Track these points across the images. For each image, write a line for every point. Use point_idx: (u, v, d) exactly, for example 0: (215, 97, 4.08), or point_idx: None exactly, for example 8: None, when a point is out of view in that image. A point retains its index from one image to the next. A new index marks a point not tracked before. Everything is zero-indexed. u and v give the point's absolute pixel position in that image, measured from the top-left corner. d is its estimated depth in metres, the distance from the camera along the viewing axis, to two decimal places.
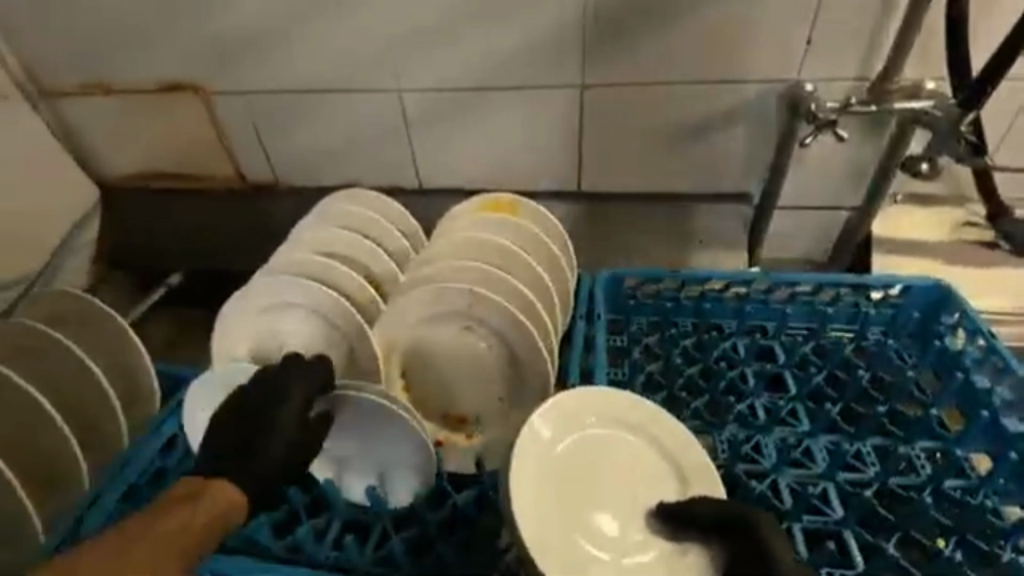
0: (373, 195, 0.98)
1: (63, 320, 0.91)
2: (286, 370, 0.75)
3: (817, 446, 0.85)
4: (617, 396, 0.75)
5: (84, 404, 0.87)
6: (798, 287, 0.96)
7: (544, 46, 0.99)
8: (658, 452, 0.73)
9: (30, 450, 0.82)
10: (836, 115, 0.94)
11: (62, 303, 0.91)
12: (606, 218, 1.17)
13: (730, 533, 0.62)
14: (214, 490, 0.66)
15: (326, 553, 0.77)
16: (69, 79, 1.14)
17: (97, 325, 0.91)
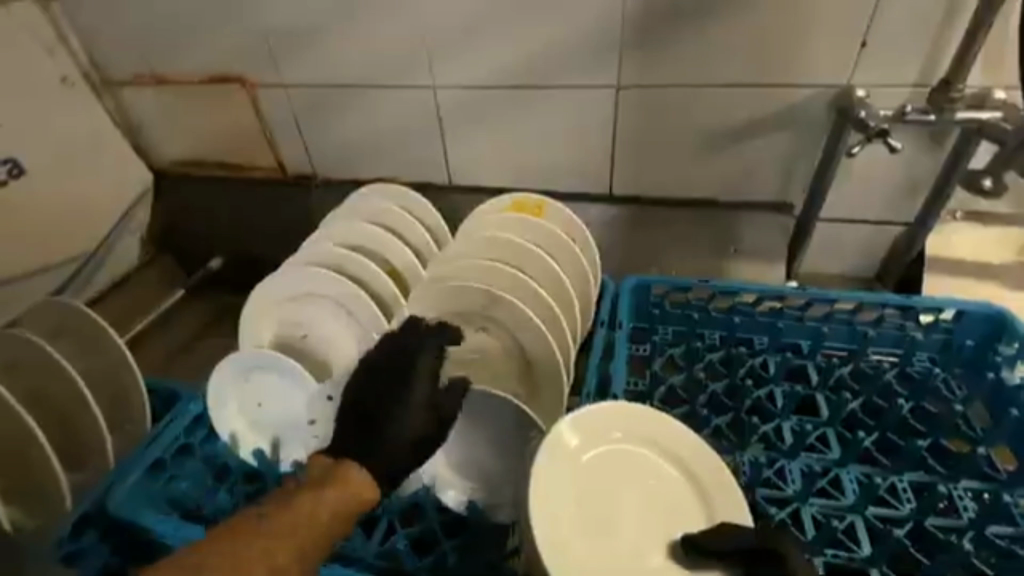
0: (399, 190, 0.98)
1: (64, 328, 0.90)
2: (411, 343, 0.69)
3: (848, 476, 0.79)
4: (640, 412, 0.72)
5: (74, 418, 0.86)
6: (837, 305, 0.92)
7: (578, 45, 0.97)
8: (678, 469, 0.70)
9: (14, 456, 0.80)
10: (889, 124, 0.88)
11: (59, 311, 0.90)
12: (637, 223, 1.13)
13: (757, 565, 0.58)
14: (345, 479, 0.60)
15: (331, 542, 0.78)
16: (129, 70, 1.21)
17: (95, 337, 0.89)
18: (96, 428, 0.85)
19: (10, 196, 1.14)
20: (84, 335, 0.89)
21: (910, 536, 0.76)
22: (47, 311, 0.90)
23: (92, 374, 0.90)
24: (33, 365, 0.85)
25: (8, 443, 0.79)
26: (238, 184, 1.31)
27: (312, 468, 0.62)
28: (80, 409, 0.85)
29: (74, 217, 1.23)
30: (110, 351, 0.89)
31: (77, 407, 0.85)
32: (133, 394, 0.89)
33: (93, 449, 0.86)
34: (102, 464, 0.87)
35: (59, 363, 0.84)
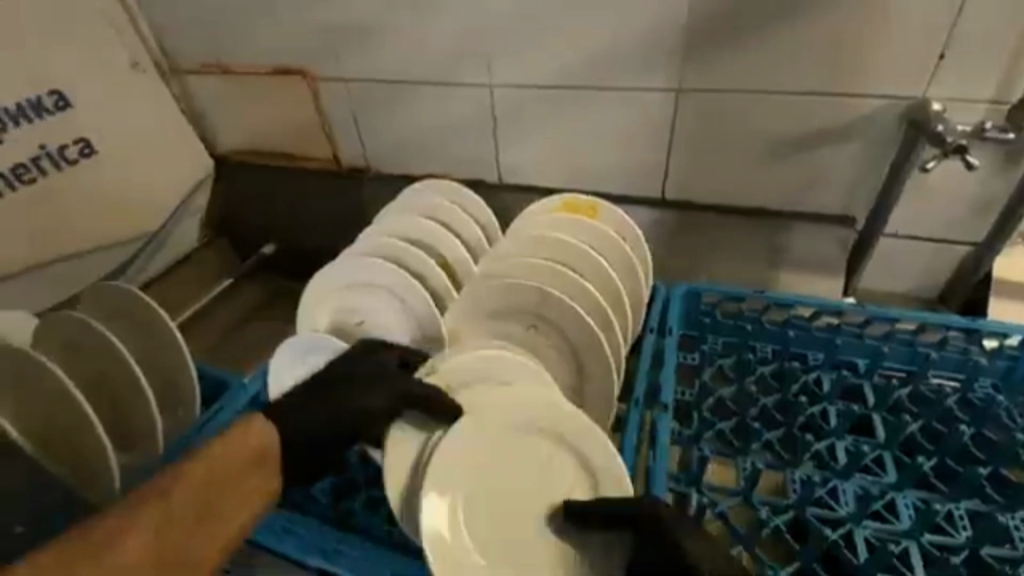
0: (452, 184, 1.00)
1: (119, 312, 0.91)
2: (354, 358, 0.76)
3: (903, 501, 0.76)
4: (549, 400, 0.71)
5: (127, 403, 0.86)
6: (898, 324, 0.89)
7: (639, 47, 0.96)
8: (575, 455, 0.71)
9: (69, 436, 0.80)
10: (968, 141, 0.84)
11: (115, 296, 0.91)
12: (688, 229, 1.11)
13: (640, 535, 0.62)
14: (248, 431, 0.65)
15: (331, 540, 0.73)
16: (196, 59, 1.26)
17: (148, 322, 0.90)
18: (145, 411, 0.85)
19: (83, 174, 1.21)
20: (138, 319, 0.90)
21: (965, 565, 0.73)
22: (102, 295, 0.92)
23: (144, 356, 0.91)
24: (88, 348, 0.87)
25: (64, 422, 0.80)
26: (294, 173, 1.35)
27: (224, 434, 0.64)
28: (132, 391, 0.85)
29: (139, 198, 1.29)
30: (163, 335, 0.89)
31: (128, 390, 0.85)
32: (182, 377, 0.89)
33: (145, 433, 0.86)
34: (151, 449, 0.87)
35: (115, 347, 0.85)
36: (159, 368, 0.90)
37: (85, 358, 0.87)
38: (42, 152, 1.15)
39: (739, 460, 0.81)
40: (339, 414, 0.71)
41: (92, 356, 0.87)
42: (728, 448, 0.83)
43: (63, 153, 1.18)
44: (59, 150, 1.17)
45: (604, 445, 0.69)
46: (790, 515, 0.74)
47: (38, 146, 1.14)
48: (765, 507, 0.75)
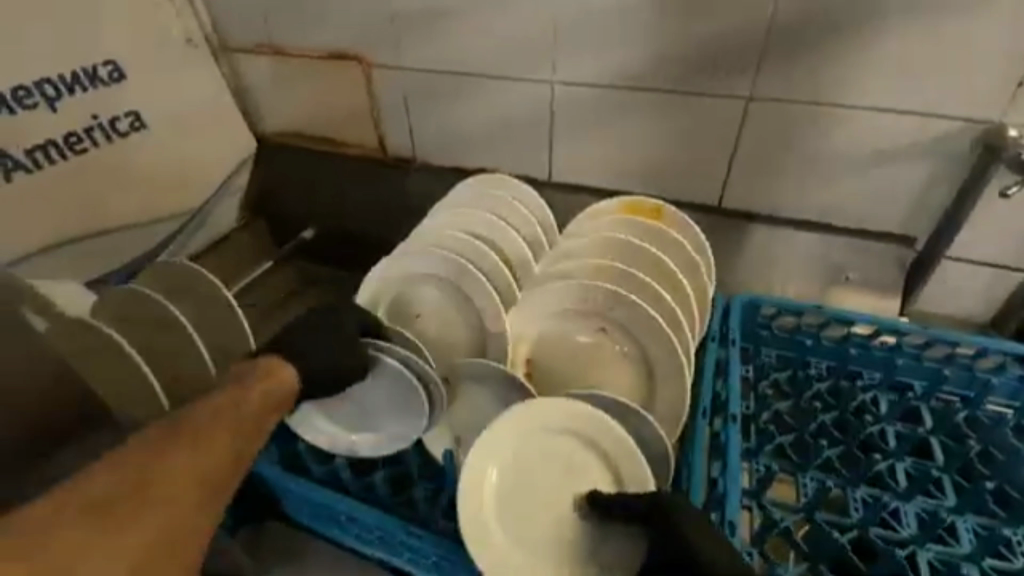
0: (512, 180, 0.99)
1: (180, 287, 0.88)
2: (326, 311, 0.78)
3: (964, 525, 0.76)
4: (549, 405, 0.72)
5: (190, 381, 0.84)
6: (958, 348, 0.89)
7: (712, 54, 0.96)
8: (591, 449, 0.72)
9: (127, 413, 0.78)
10: None
11: (178, 273, 0.87)
12: (745, 240, 1.10)
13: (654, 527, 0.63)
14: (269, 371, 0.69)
15: (411, 531, 0.73)
16: (247, 38, 1.24)
17: (210, 299, 0.85)
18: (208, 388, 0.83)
19: (132, 147, 1.20)
20: (199, 295, 0.86)
21: None
22: (164, 270, 0.89)
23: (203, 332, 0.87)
24: (151, 323, 0.84)
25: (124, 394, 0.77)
26: (341, 160, 1.34)
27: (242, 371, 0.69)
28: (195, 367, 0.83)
29: (184, 174, 1.28)
30: (223, 313, 0.84)
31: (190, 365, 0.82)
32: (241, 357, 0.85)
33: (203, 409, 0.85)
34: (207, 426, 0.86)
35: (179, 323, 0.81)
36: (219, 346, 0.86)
37: (148, 334, 0.85)
38: (95, 122, 1.14)
39: (799, 476, 0.81)
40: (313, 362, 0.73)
41: (154, 333, 0.84)
42: (788, 463, 0.83)
43: (115, 125, 1.17)
44: (110, 121, 1.16)
45: (624, 444, 0.70)
46: (853, 534, 0.74)
47: (91, 116, 1.13)
48: (828, 525, 0.75)
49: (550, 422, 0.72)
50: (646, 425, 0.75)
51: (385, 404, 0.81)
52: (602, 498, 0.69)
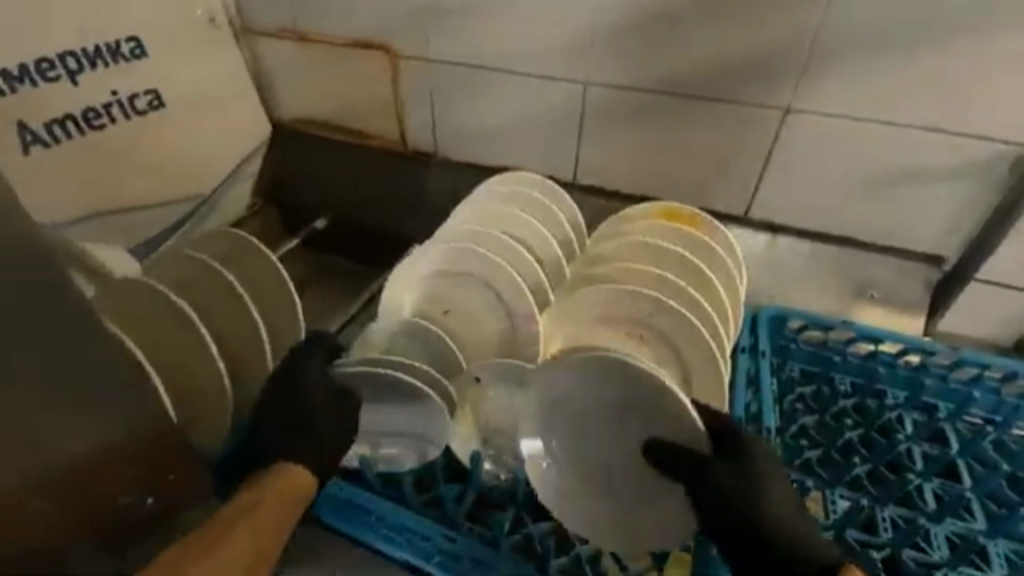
0: (543, 179, 0.98)
1: (235, 258, 0.87)
2: (289, 369, 0.74)
3: (996, 550, 0.76)
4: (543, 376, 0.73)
5: (236, 343, 0.83)
6: (986, 371, 0.88)
7: (752, 64, 0.95)
8: (603, 398, 0.71)
9: (184, 367, 0.78)
10: None
11: (217, 241, 0.88)
12: (777, 254, 1.08)
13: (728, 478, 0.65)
14: (283, 472, 0.66)
15: (445, 534, 0.72)
16: (271, 21, 1.21)
17: (258, 266, 0.87)
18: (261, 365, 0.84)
19: (150, 126, 1.17)
20: (244, 263, 0.87)
21: None
22: (219, 238, 0.88)
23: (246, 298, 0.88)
24: (203, 293, 0.83)
25: (183, 347, 0.78)
26: (361, 151, 1.31)
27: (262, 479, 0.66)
28: (248, 343, 0.83)
29: (201, 156, 1.24)
30: (270, 277, 0.87)
31: (245, 341, 0.83)
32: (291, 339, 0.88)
33: (245, 376, 0.84)
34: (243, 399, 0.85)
35: (232, 284, 0.83)
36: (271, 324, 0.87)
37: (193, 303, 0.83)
38: (114, 98, 1.11)
39: (828, 492, 0.80)
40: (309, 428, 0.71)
41: (202, 301, 0.82)
42: (815, 478, 0.82)
43: (133, 102, 1.14)
44: (129, 98, 1.13)
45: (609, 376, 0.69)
46: (884, 553, 0.75)
47: (110, 92, 1.11)
48: (859, 543, 0.75)
49: (600, 395, 0.71)
50: None
51: (403, 412, 0.80)
52: (652, 455, 0.69)
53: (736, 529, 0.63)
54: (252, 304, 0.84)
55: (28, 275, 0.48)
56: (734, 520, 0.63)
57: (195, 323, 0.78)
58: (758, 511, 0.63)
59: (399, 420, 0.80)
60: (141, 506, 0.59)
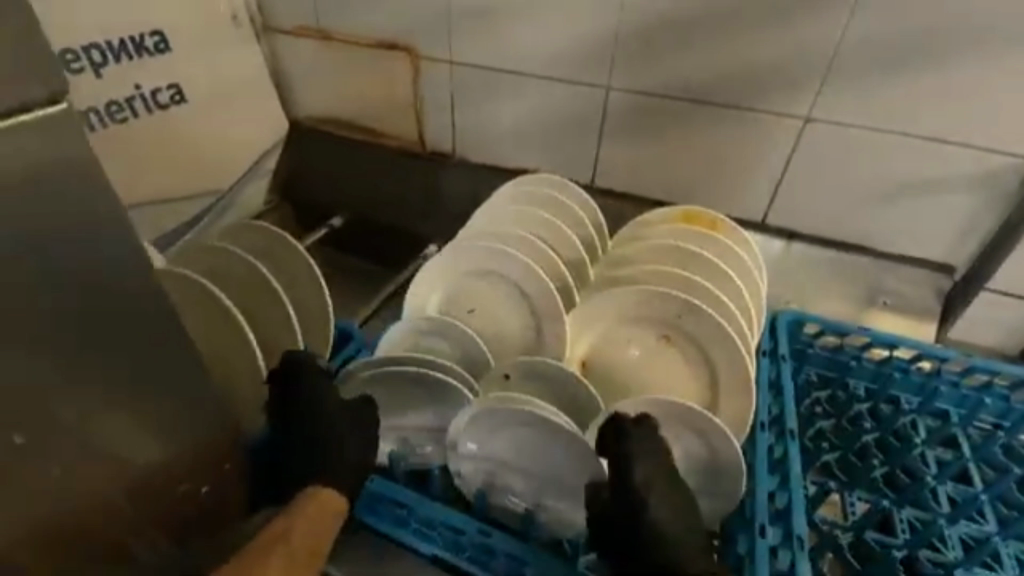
0: (565, 181, 0.99)
1: (266, 250, 0.90)
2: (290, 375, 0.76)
3: (1010, 552, 0.78)
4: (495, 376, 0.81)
5: (269, 331, 0.86)
6: (997, 377, 0.88)
7: (775, 73, 0.97)
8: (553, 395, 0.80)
9: (225, 352, 0.83)
10: None
11: (246, 233, 0.91)
12: (793, 259, 1.10)
13: (614, 487, 0.68)
14: (316, 496, 0.68)
15: (480, 529, 0.72)
16: (291, 19, 1.21)
17: (286, 256, 0.89)
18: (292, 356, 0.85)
19: (171, 120, 1.17)
20: (274, 253, 0.90)
21: None
22: (248, 231, 0.91)
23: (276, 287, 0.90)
24: (235, 283, 0.86)
25: (221, 334, 0.83)
26: (379, 151, 1.31)
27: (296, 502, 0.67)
28: (281, 332, 0.85)
29: (220, 152, 1.24)
30: (297, 265, 0.89)
31: (278, 330, 0.85)
32: (322, 332, 0.89)
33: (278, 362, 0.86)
34: None
35: (260, 272, 0.85)
36: (304, 315, 0.88)
37: (228, 293, 0.86)
38: (136, 92, 1.12)
39: (847, 494, 0.84)
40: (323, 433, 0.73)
41: (234, 290, 0.86)
42: (834, 480, 0.86)
43: (155, 96, 1.14)
44: (151, 92, 1.14)
45: (548, 370, 0.79)
46: (901, 553, 0.77)
47: (133, 86, 1.11)
48: (877, 543, 0.78)
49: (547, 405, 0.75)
50: (716, 433, 0.73)
51: (439, 412, 0.82)
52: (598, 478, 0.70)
53: (616, 540, 0.66)
54: (283, 294, 0.86)
55: (46, 265, 0.45)
56: (615, 531, 0.66)
57: (230, 313, 0.81)
58: (632, 521, 0.65)
59: (432, 421, 0.82)
60: (200, 496, 0.65)
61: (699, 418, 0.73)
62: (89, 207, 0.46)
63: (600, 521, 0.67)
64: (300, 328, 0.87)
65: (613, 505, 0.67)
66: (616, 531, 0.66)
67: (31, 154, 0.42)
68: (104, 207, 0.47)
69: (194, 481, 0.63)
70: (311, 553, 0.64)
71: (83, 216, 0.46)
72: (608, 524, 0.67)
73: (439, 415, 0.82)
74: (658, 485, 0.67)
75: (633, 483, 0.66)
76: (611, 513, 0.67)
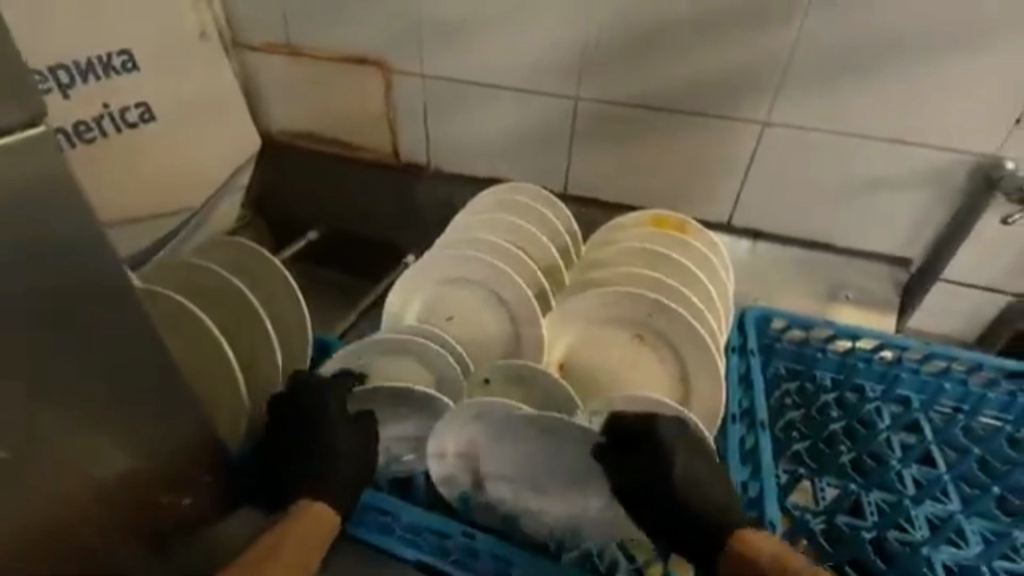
0: (539, 189, 1.01)
1: (241, 265, 0.90)
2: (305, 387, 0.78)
3: (973, 529, 0.82)
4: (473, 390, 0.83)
5: (246, 343, 0.86)
6: (954, 363, 0.92)
7: (734, 80, 1.01)
8: (531, 399, 0.82)
9: (203, 366, 0.83)
10: None
11: (220, 248, 0.91)
12: (759, 259, 1.14)
13: (637, 448, 0.72)
14: (308, 510, 0.68)
15: (464, 531, 0.73)
16: (262, 35, 1.21)
17: (262, 270, 0.89)
18: (271, 368, 0.86)
19: (142, 138, 1.16)
20: (249, 267, 0.90)
21: None
22: (222, 246, 0.91)
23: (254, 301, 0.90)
24: (211, 299, 0.86)
25: (198, 349, 0.82)
26: (353, 164, 1.32)
27: (298, 514, 0.68)
28: (259, 347, 0.86)
29: (194, 168, 1.24)
30: (273, 279, 0.89)
31: (256, 345, 0.86)
32: (300, 344, 0.89)
33: (257, 376, 0.86)
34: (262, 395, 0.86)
35: (236, 286, 0.86)
36: (281, 330, 0.88)
37: (204, 308, 0.86)
38: (105, 111, 1.10)
39: (816, 480, 0.88)
40: (327, 441, 0.74)
41: (210, 304, 0.86)
42: (804, 467, 0.89)
43: (124, 115, 1.13)
44: (121, 111, 1.13)
45: (527, 373, 0.80)
46: (870, 535, 0.81)
47: (101, 106, 1.10)
48: (849, 527, 0.81)
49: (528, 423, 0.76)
50: (691, 427, 0.76)
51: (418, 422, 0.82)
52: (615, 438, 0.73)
53: (650, 500, 0.71)
54: (260, 308, 0.86)
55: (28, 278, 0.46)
56: (652, 492, 0.71)
57: (205, 327, 0.82)
58: (665, 478, 0.70)
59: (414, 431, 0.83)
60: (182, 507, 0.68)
61: (674, 412, 0.76)
62: (72, 221, 0.47)
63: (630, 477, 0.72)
64: (279, 341, 0.87)
65: (643, 465, 0.72)
66: (650, 490, 0.71)
67: (9, 172, 0.43)
68: (84, 221, 0.48)
69: (177, 492, 0.66)
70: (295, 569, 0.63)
71: (66, 231, 0.47)
72: (639, 485, 0.71)
73: (420, 424, 0.83)
74: (685, 445, 0.72)
75: (661, 443, 0.71)
76: (642, 474, 0.71)
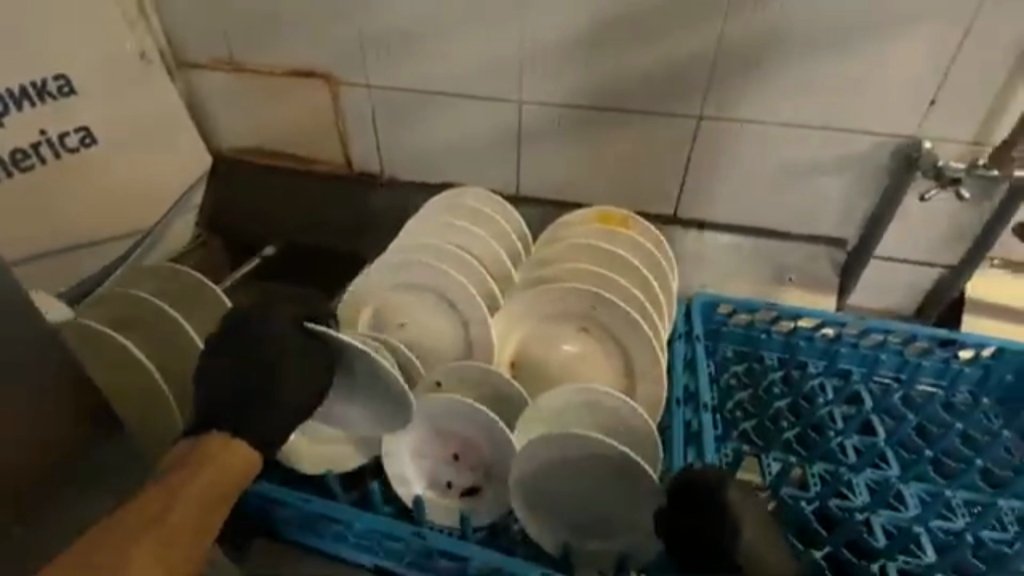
0: (486, 193, 1.03)
1: (187, 294, 0.92)
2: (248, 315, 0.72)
3: (910, 492, 0.87)
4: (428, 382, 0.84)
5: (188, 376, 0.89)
6: (890, 335, 0.96)
7: (669, 77, 1.05)
8: (483, 398, 0.84)
9: (144, 397, 0.86)
10: (962, 175, 0.99)
11: (165, 279, 0.93)
12: (705, 248, 1.18)
13: (701, 508, 0.68)
14: (224, 449, 0.64)
15: (416, 532, 0.73)
16: (204, 53, 1.21)
17: (207, 302, 0.92)
18: None
19: (84, 163, 1.15)
20: (195, 298, 0.92)
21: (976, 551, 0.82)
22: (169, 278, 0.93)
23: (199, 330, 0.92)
24: (156, 329, 0.89)
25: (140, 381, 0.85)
26: (306, 177, 1.32)
27: (208, 447, 0.63)
28: None
29: (140, 190, 1.22)
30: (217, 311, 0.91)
31: None
32: None
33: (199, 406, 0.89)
34: None
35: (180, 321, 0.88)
36: None
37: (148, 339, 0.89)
38: (43, 138, 1.09)
39: (762, 456, 0.91)
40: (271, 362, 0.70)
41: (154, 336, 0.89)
42: (752, 445, 0.93)
43: (64, 140, 1.12)
44: (60, 137, 1.11)
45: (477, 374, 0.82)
46: (813, 506, 0.85)
47: (39, 132, 1.08)
48: (794, 499, 0.85)
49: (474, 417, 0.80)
50: (634, 416, 0.78)
51: (375, 412, 0.81)
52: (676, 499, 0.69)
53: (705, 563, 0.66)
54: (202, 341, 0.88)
55: None
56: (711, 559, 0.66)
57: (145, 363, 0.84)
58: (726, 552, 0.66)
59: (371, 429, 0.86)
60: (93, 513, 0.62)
61: (623, 405, 0.78)
62: None
63: (684, 538, 0.68)
64: None
65: (704, 528, 0.67)
66: (702, 541, 0.67)
67: None
68: None
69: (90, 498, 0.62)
70: (190, 526, 0.58)
71: None
72: (696, 549, 0.67)
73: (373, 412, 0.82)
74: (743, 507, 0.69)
75: (724, 505, 0.68)
76: (699, 536, 0.67)
